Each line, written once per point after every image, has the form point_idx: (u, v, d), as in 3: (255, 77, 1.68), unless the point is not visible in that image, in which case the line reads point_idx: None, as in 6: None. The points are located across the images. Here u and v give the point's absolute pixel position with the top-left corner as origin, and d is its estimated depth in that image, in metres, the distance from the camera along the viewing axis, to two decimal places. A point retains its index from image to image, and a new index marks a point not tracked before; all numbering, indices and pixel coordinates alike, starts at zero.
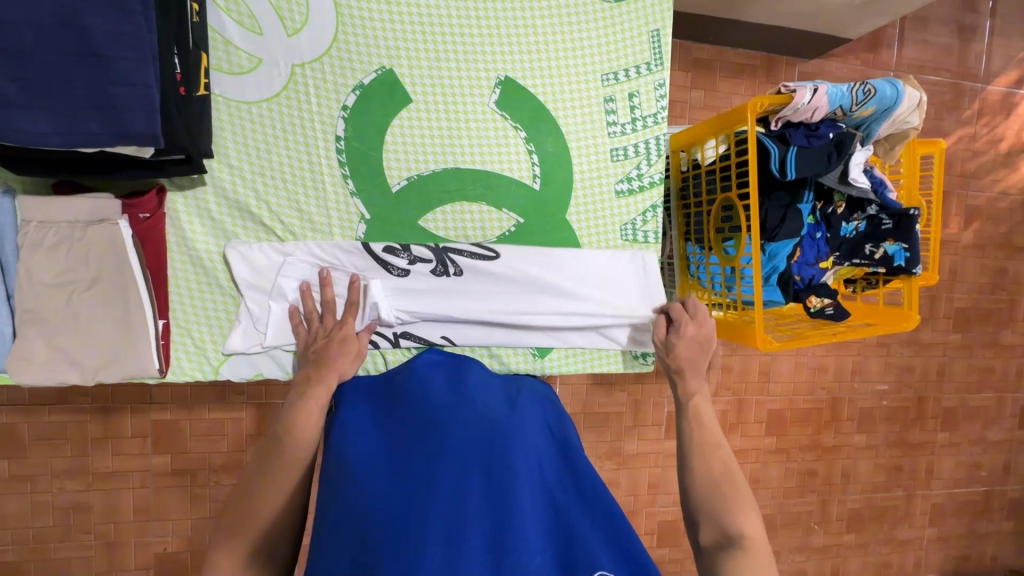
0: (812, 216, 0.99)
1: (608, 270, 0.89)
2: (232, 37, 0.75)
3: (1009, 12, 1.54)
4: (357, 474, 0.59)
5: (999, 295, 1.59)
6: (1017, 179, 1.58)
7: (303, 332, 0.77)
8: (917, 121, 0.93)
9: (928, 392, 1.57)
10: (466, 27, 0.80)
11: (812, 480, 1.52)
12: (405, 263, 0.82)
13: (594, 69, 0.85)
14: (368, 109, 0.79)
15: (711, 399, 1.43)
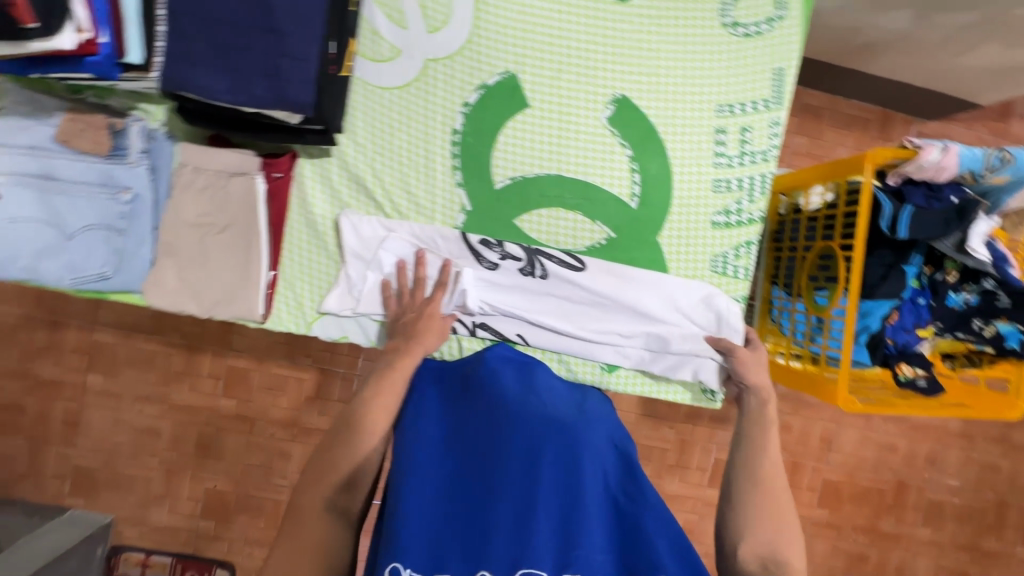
0: (917, 280, 0.93)
1: (688, 300, 0.87)
2: (380, 28, 0.82)
3: None
4: (426, 457, 0.61)
5: None
6: None
7: (394, 305, 0.83)
8: None
9: (1013, 499, 1.42)
10: (591, 45, 0.84)
11: (862, 565, 1.40)
12: (496, 259, 0.85)
13: (711, 99, 0.86)
14: (487, 109, 0.84)
15: None
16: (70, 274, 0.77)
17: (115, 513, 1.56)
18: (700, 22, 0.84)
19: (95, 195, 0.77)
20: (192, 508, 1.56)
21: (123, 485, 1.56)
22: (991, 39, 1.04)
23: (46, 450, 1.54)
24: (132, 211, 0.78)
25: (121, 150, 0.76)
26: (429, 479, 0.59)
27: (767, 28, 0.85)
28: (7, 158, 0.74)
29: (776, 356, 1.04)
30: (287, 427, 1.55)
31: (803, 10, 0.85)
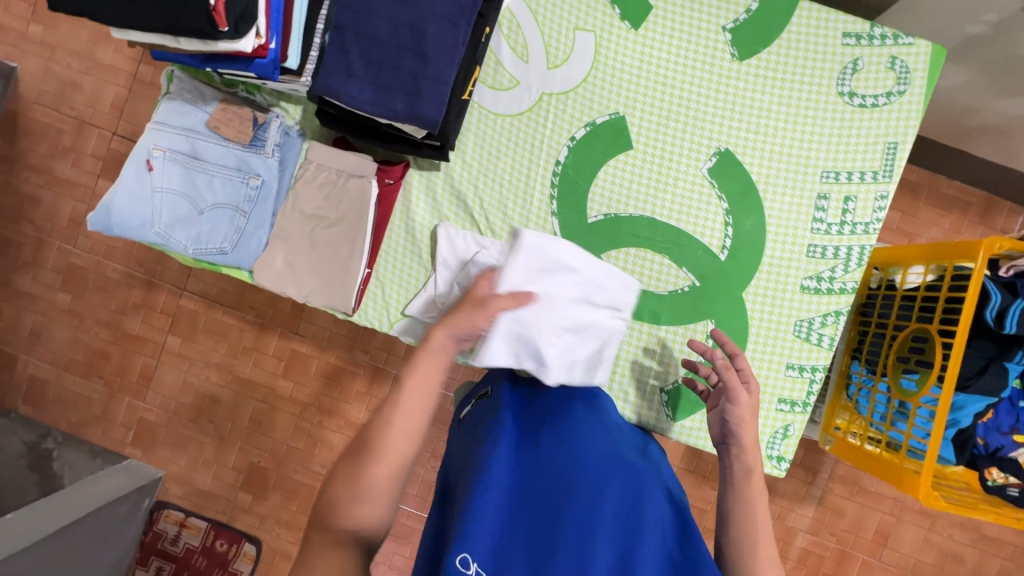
0: (1019, 381, 0.88)
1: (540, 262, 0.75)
2: (503, 59, 0.88)
3: None
4: (497, 450, 0.63)
5: None
6: None
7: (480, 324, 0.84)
8: None
9: None
10: (703, 98, 0.86)
11: None
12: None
13: (817, 164, 0.86)
14: (592, 145, 0.87)
15: (812, 537, 1.28)
16: (194, 244, 0.85)
17: (166, 469, 1.66)
18: (816, 89, 0.85)
19: (230, 177, 0.85)
20: (234, 478, 1.63)
21: (179, 444, 1.65)
22: None
23: (120, 398, 1.67)
24: (257, 196, 0.86)
25: (261, 142, 0.85)
26: (501, 470, 0.60)
27: (885, 101, 0.84)
28: (166, 136, 0.84)
29: (847, 434, 0.99)
30: (335, 417, 1.60)
31: (927, 88, 0.83)
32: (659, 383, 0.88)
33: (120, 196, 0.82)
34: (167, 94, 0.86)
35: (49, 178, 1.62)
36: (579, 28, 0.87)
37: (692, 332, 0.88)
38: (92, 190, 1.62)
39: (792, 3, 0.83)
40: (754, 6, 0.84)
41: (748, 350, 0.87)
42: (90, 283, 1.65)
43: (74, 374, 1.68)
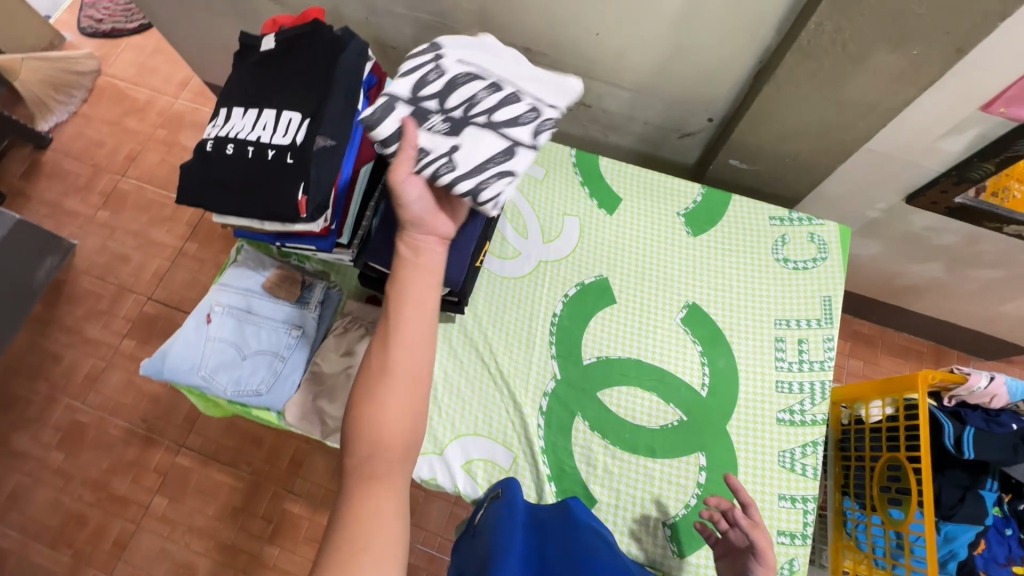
0: (998, 508, 0.95)
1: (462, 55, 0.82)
2: (508, 235, 1.11)
3: None
4: (509, 548, 0.66)
5: None
6: None
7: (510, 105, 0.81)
8: None
9: None
10: (669, 263, 1.07)
11: None
12: (438, 109, 0.80)
13: (770, 314, 1.03)
14: (582, 301, 1.05)
15: None
16: (233, 386, 0.95)
17: None
18: (758, 256, 1.07)
19: (276, 328, 0.99)
20: None
21: None
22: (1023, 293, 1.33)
23: (84, 571, 1.53)
24: (297, 342, 0.99)
25: (306, 300, 1.02)
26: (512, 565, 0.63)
27: (813, 265, 1.06)
28: (228, 295, 1.00)
29: None
30: None
31: (844, 256, 1.06)
32: (662, 517, 0.92)
33: (176, 345, 0.95)
34: (234, 262, 1.05)
35: (77, 338, 1.75)
36: (567, 213, 1.12)
37: (686, 466, 0.94)
38: (115, 349, 1.73)
39: (727, 197, 1.10)
40: (699, 198, 1.11)
41: (741, 483, 0.93)
42: (88, 440, 1.65)
43: (40, 543, 1.57)
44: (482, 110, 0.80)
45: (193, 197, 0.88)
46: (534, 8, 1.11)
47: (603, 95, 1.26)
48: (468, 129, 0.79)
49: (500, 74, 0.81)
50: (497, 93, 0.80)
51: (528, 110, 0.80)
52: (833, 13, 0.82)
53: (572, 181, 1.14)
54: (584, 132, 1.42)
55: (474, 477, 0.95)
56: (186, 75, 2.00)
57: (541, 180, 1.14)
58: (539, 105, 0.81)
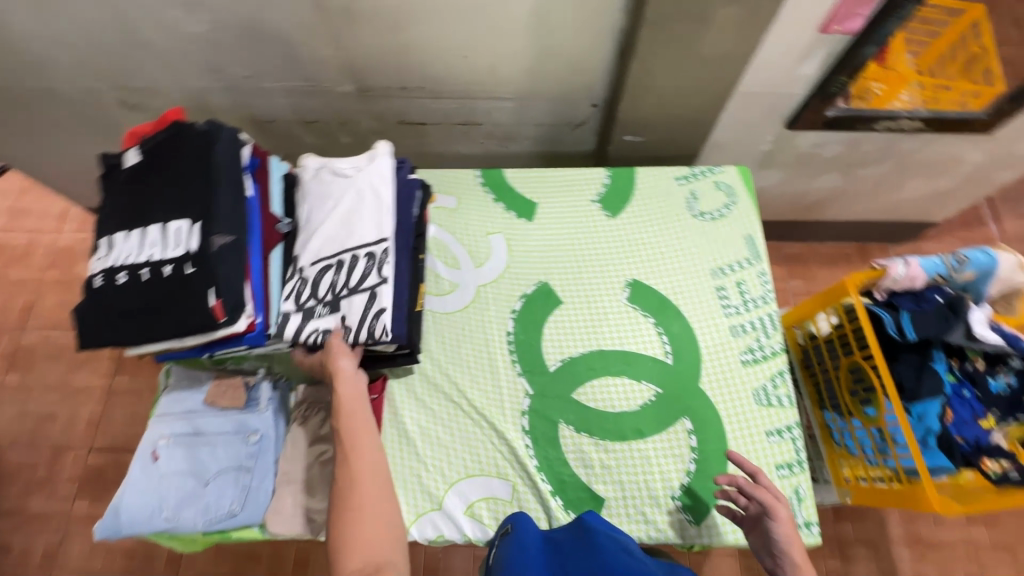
0: (952, 375, 1.00)
1: (311, 239, 0.91)
2: (440, 271, 1.10)
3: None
4: None
5: None
6: None
7: (359, 260, 0.87)
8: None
9: None
10: (600, 248, 1.10)
11: None
12: (314, 294, 0.89)
13: (705, 267, 1.07)
14: (530, 311, 1.06)
15: (853, 556, 1.55)
16: (202, 517, 0.88)
17: None
18: (677, 218, 1.12)
19: (231, 441, 0.93)
20: None
21: None
22: (913, 180, 1.53)
23: None
24: (258, 448, 0.93)
25: (254, 401, 0.96)
26: None
27: (726, 211, 1.12)
28: (170, 424, 0.94)
29: (858, 481, 1.04)
30: None
31: (750, 195, 1.14)
32: (669, 492, 0.92)
33: (127, 496, 0.88)
34: (167, 387, 0.98)
35: (21, 518, 1.58)
36: (491, 233, 1.13)
37: (675, 435, 0.95)
38: (67, 515, 1.58)
39: (631, 174, 1.15)
40: (607, 181, 1.15)
41: (729, 432, 0.95)
42: None
43: None
44: (341, 281, 0.88)
45: (98, 338, 0.82)
46: (397, 48, 1.12)
47: (489, 110, 1.29)
48: (343, 300, 0.88)
49: (332, 249, 0.89)
50: (343, 263, 0.88)
51: (370, 258, 0.87)
52: None
53: (486, 200, 1.15)
54: (483, 150, 1.44)
55: (480, 521, 0.92)
56: (63, 207, 1.87)
57: (455, 208, 1.15)
58: (375, 248, 0.87)
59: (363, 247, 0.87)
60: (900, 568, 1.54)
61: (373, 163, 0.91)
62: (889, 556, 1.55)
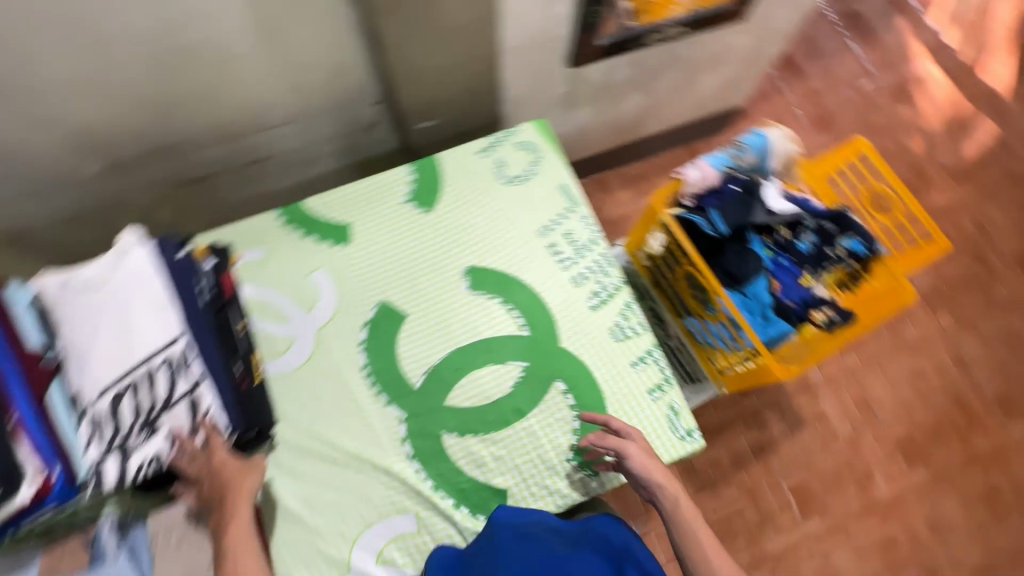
0: (768, 250, 1.07)
1: (84, 369, 0.75)
2: (270, 330, 1.00)
3: (812, 60, 2.17)
4: None
5: (947, 228, 1.97)
6: (893, 153, 2.07)
7: (159, 369, 0.78)
8: (796, 145, 1.08)
9: (955, 340, 1.83)
10: (428, 247, 1.06)
11: (873, 453, 1.70)
12: (116, 428, 0.75)
13: (531, 230, 1.07)
14: (378, 336, 1.00)
15: (765, 417, 1.72)
16: None
17: None
18: (491, 192, 1.10)
19: None
20: None
21: None
22: (701, 71, 1.58)
23: None
24: None
25: (100, 556, 0.82)
26: None
27: (534, 169, 1.12)
28: None
29: (726, 370, 1.12)
30: None
31: (553, 146, 1.14)
32: (563, 456, 0.94)
33: None
34: None
35: None
36: (311, 271, 1.04)
37: (554, 400, 0.96)
38: None
39: (434, 162, 1.11)
40: (412, 176, 1.10)
41: (600, 378, 0.98)
42: None
43: None
44: (146, 400, 0.77)
45: None
46: (127, 109, 0.97)
47: (271, 139, 1.18)
48: (159, 419, 0.78)
49: (113, 370, 0.75)
50: (140, 380, 0.77)
51: (171, 362, 0.78)
52: None
53: (295, 238, 1.06)
54: (288, 180, 1.33)
55: (395, 563, 0.89)
56: None
57: (264, 257, 1.04)
58: (171, 350, 0.78)
59: (155, 355, 0.77)
60: (803, 413, 1.73)
61: (126, 262, 0.80)
62: (791, 407, 1.74)
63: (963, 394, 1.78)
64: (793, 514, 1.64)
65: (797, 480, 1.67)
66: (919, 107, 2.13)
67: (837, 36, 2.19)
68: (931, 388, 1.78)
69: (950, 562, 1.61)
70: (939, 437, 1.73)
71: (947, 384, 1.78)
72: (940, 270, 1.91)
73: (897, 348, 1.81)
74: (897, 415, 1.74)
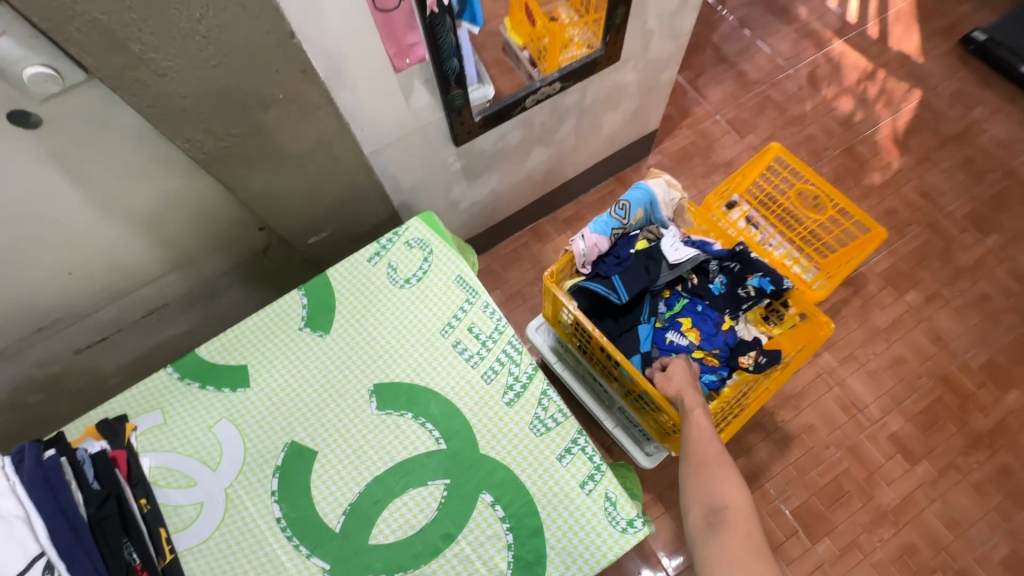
0: (683, 298, 1.06)
1: None
2: (176, 500, 0.94)
3: (719, 66, 2.18)
4: None
5: (892, 202, 1.93)
6: (821, 139, 2.05)
7: None
8: (679, 191, 1.08)
9: (926, 315, 1.76)
10: (330, 372, 1.01)
11: (868, 455, 1.61)
12: None
13: (433, 330, 1.03)
14: (290, 481, 0.94)
15: (750, 441, 1.64)
16: None
17: None
18: (388, 299, 1.06)
19: None
20: None
21: None
22: (602, 113, 1.58)
23: None
24: None
25: None
26: None
27: (427, 265, 1.08)
28: None
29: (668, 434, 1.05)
30: None
31: (443, 237, 1.10)
32: None
33: None
34: None
35: None
36: (213, 424, 0.99)
37: (482, 515, 0.89)
38: None
39: (325, 281, 1.07)
40: (305, 300, 1.07)
41: (527, 478, 0.91)
42: None
43: None
44: None
45: None
46: None
47: (160, 289, 1.15)
48: None
49: None
50: None
51: None
52: (183, 127, 0.78)
53: (192, 393, 1.01)
54: (195, 318, 1.29)
55: None
56: None
57: (164, 421, 1.00)
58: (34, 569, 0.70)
59: None
60: (788, 427, 1.65)
61: None
62: (774, 425, 1.65)
63: (948, 372, 1.69)
64: (801, 540, 1.53)
65: (797, 502, 1.57)
66: (835, 88, 2.12)
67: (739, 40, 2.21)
68: (914, 373, 1.69)
69: (978, 558, 1.50)
70: (935, 424, 1.64)
71: (929, 365, 1.70)
72: (895, 248, 1.85)
73: (869, 338, 1.74)
74: (885, 409, 1.66)
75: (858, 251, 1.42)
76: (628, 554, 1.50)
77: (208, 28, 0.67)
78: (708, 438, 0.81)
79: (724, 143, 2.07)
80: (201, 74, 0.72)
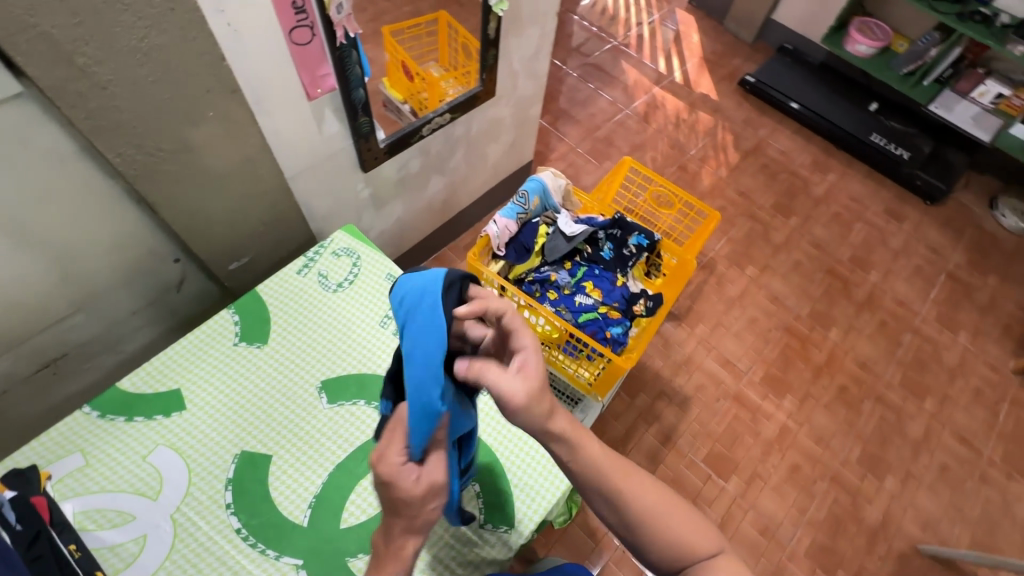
0: (583, 266, 1.25)
1: None
2: (114, 540, 0.87)
3: (572, 110, 2.62)
4: None
5: (720, 202, 2.43)
6: (660, 160, 2.53)
7: None
8: (564, 180, 1.33)
9: (763, 282, 2.21)
10: (274, 379, 1.03)
11: (749, 400, 1.93)
12: None
13: (372, 324, 1.10)
14: (246, 490, 0.92)
15: (658, 408, 1.88)
16: None
17: None
18: (324, 304, 1.12)
19: None
20: None
21: None
22: (486, 144, 1.83)
23: None
24: None
25: None
26: None
27: (357, 269, 1.16)
28: None
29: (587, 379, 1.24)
30: None
31: (369, 245, 1.20)
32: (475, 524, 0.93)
33: None
34: None
35: None
36: (147, 453, 0.94)
37: None
38: None
39: (255, 296, 1.10)
40: (236, 317, 1.08)
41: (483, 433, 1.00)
42: None
43: None
44: None
45: None
46: None
47: (61, 334, 1.07)
48: None
49: None
50: None
51: None
52: (115, 140, 0.82)
53: (117, 428, 0.95)
54: (98, 369, 1.21)
55: None
56: None
57: (85, 462, 0.92)
58: None
59: None
60: (685, 390, 1.92)
61: None
62: (674, 390, 1.92)
63: (788, 323, 2.12)
64: (716, 482, 1.76)
65: (705, 451, 1.82)
66: (662, 121, 2.65)
67: (583, 90, 2.69)
68: (766, 328, 2.09)
69: (843, 463, 1.85)
70: (789, 365, 2.02)
71: (775, 320, 2.12)
72: (730, 235, 2.32)
73: (728, 307, 2.13)
74: (752, 360, 2.01)
75: (703, 235, 1.73)
76: (577, 532, 1.60)
77: (150, 46, 0.76)
78: (647, 501, 0.75)
79: (587, 170, 2.46)
80: (138, 88, 0.79)
